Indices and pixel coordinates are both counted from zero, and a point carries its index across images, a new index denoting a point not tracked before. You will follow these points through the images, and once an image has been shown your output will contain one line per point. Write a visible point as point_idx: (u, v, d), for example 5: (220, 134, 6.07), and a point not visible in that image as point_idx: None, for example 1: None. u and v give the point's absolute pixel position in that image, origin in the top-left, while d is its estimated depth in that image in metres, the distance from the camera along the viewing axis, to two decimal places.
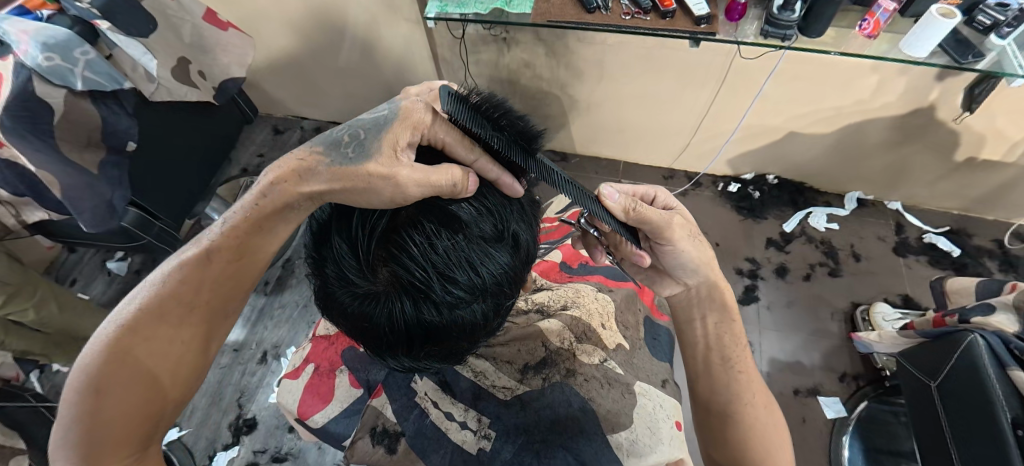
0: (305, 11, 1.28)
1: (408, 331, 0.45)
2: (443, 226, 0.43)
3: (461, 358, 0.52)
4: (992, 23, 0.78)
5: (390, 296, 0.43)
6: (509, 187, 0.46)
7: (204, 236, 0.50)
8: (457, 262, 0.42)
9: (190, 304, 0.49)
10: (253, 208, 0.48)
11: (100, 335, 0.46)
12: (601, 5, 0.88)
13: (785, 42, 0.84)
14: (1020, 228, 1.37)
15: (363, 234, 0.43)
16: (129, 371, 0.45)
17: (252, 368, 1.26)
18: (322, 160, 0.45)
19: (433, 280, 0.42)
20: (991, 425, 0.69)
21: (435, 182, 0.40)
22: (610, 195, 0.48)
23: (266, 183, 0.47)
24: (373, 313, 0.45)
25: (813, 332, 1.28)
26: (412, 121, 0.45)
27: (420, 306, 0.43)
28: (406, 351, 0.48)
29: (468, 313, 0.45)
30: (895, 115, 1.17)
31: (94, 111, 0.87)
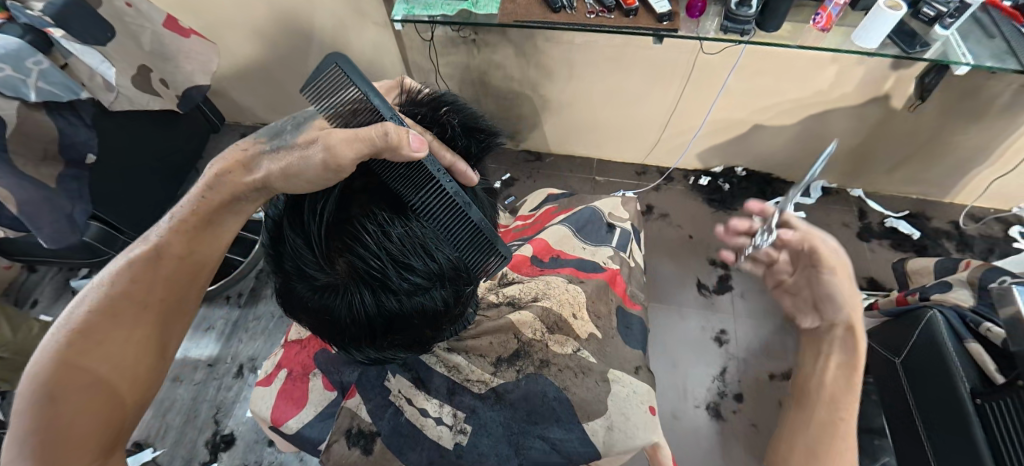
0: (271, 17, 1.26)
1: (370, 321, 0.45)
2: (395, 213, 0.42)
3: (427, 347, 0.52)
4: (936, 14, 0.83)
5: (349, 288, 0.43)
6: (462, 175, 0.47)
7: (152, 233, 0.49)
8: (413, 249, 0.42)
9: (144, 303, 0.48)
10: (201, 201, 0.48)
11: (49, 341, 0.44)
12: (566, 4, 0.89)
13: (744, 37, 0.87)
14: (973, 209, 1.45)
15: (316, 225, 0.42)
16: (87, 375, 0.43)
17: (228, 383, 1.23)
18: (263, 149, 0.46)
19: (389, 268, 0.42)
20: (954, 396, 0.74)
21: (364, 136, 0.38)
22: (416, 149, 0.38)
23: (211, 175, 0.47)
24: (334, 306, 0.44)
25: (786, 317, 1.32)
26: (353, 108, 0.42)
27: (380, 295, 0.43)
28: (371, 342, 0.47)
29: (428, 300, 0.45)
30: (853, 105, 1.22)
31: (49, 123, 0.83)
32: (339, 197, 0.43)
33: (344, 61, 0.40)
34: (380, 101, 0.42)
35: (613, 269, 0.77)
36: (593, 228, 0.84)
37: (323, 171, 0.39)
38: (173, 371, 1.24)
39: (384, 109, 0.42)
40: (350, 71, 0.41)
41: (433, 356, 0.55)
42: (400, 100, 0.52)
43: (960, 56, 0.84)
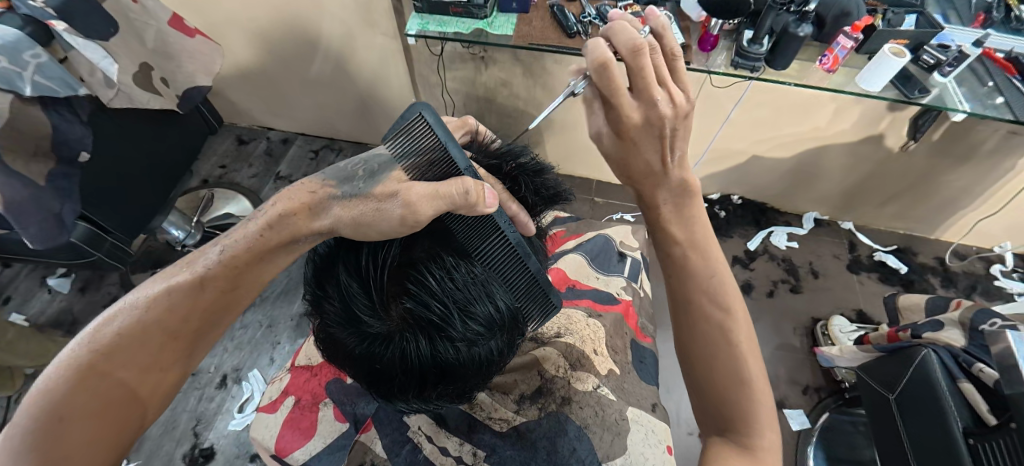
0: (279, 21, 1.25)
1: (422, 371, 0.44)
2: (461, 260, 0.42)
3: (470, 398, 0.51)
4: (935, 62, 0.87)
5: (403, 336, 0.42)
6: (522, 225, 0.49)
7: (198, 261, 0.48)
8: (477, 295, 0.42)
9: (174, 331, 0.46)
10: (258, 239, 0.47)
11: (70, 360, 0.42)
12: (581, 31, 0.91)
13: (753, 73, 0.89)
14: (958, 247, 1.50)
15: (376, 269, 0.42)
16: (98, 404, 0.42)
17: (210, 393, 1.18)
18: (333, 193, 0.46)
19: (453, 315, 0.41)
20: (945, 433, 0.75)
21: (444, 193, 0.38)
22: (487, 195, 0.39)
23: (274, 214, 0.46)
24: (385, 353, 0.43)
25: (778, 346, 1.33)
26: (430, 158, 0.42)
27: (437, 344, 0.42)
28: (418, 391, 0.46)
29: (485, 349, 0.44)
30: (849, 142, 1.26)
31: (44, 118, 0.80)
32: (402, 241, 0.43)
33: (429, 112, 0.39)
34: (457, 151, 0.42)
35: (627, 300, 0.77)
36: (604, 255, 0.84)
37: (399, 226, 0.40)
38: None
39: (460, 160, 0.42)
40: (432, 124, 0.39)
41: None
42: (466, 144, 0.55)
43: (957, 103, 0.87)
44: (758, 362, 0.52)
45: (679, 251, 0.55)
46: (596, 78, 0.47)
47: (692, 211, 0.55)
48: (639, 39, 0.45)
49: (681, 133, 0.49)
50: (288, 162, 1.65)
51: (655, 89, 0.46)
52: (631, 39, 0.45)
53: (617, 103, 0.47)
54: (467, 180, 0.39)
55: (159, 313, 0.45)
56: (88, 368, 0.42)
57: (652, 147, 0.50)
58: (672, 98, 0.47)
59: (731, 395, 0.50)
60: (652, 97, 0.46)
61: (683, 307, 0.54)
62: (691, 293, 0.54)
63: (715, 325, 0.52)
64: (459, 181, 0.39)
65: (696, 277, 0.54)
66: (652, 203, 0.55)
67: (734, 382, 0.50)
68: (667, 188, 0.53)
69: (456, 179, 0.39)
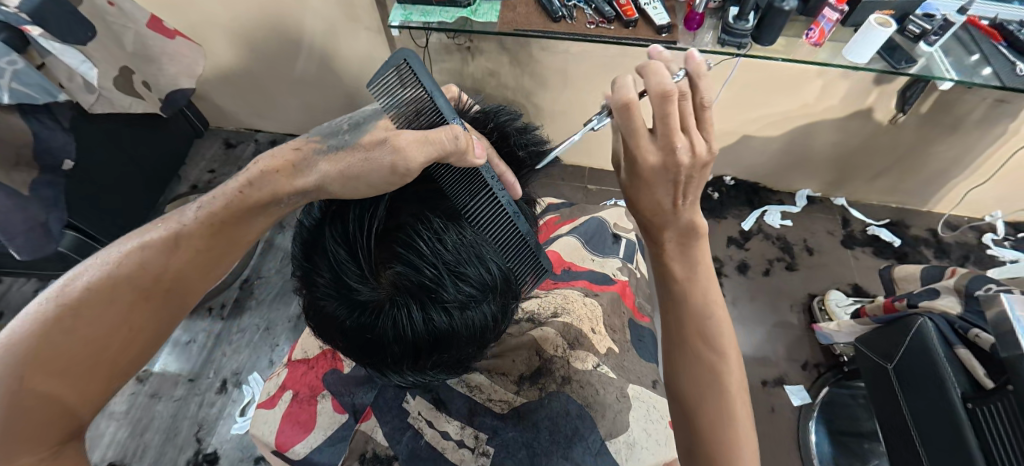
0: (260, 20, 1.23)
1: (416, 341, 0.43)
2: (451, 223, 0.42)
3: (465, 369, 0.50)
4: (921, 32, 0.87)
5: (395, 304, 0.42)
6: (510, 186, 0.49)
7: (175, 219, 0.48)
8: (468, 258, 0.41)
9: (146, 289, 0.46)
10: (237, 195, 0.47)
11: (35, 314, 0.41)
12: (566, 15, 0.90)
13: (740, 50, 0.88)
14: (949, 218, 1.51)
15: (363, 235, 0.42)
16: (62, 358, 0.41)
17: (210, 399, 1.17)
18: (318, 148, 0.46)
19: (444, 277, 0.41)
20: (945, 398, 0.76)
21: (434, 139, 0.39)
22: (476, 150, 0.42)
23: (255, 172, 0.46)
24: (377, 324, 0.42)
25: (776, 324, 1.34)
26: (417, 108, 0.44)
27: (429, 311, 0.41)
28: (412, 363, 0.46)
29: (478, 314, 0.43)
30: (839, 118, 1.26)
31: (24, 126, 0.78)
32: (388, 204, 0.43)
33: (413, 59, 0.41)
34: (443, 102, 0.43)
35: (623, 280, 0.77)
36: (598, 238, 0.84)
37: (390, 175, 0.41)
38: (151, 388, 1.18)
39: (447, 111, 0.43)
40: (422, 76, 0.42)
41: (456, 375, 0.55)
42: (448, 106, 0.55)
43: (944, 71, 0.87)
44: (744, 402, 0.51)
45: (680, 289, 0.54)
46: (619, 118, 0.45)
47: (697, 252, 0.54)
48: (668, 85, 0.41)
49: (695, 181, 0.47)
50: None
51: (678, 136, 0.44)
52: (660, 83, 0.42)
53: (635, 142, 0.46)
54: (456, 128, 0.41)
55: (131, 268, 0.45)
56: (52, 322, 0.41)
57: (664, 188, 0.48)
58: (695, 145, 0.45)
59: (712, 425, 0.49)
60: (674, 143, 0.44)
61: (678, 337, 0.54)
62: (687, 323, 0.53)
63: (705, 360, 0.52)
64: (449, 130, 0.40)
65: (694, 310, 0.53)
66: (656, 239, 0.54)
67: (717, 411, 0.49)
68: (675, 226, 0.52)
69: (446, 128, 0.40)
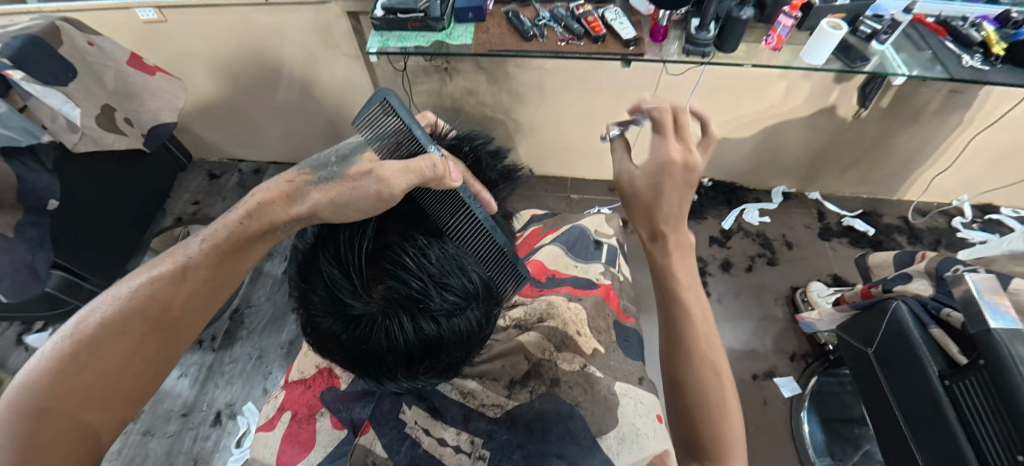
0: (240, 52, 1.25)
1: (408, 350, 0.45)
2: (433, 238, 0.45)
3: (456, 374, 0.52)
4: (872, 32, 0.93)
5: (386, 316, 0.43)
6: (487, 203, 0.53)
7: (179, 251, 0.49)
8: (450, 269, 0.44)
9: (154, 321, 0.46)
10: (236, 226, 0.48)
11: (52, 351, 0.43)
12: (537, 33, 0.94)
13: (704, 59, 0.93)
14: (919, 204, 1.58)
15: (354, 254, 0.44)
16: (78, 392, 0.42)
17: (205, 432, 1.16)
18: (309, 180, 0.47)
19: (430, 288, 0.43)
20: (923, 377, 0.79)
21: (415, 167, 0.42)
22: (451, 174, 0.45)
23: (253, 204, 0.48)
24: (370, 336, 0.44)
25: (762, 318, 1.37)
26: (396, 139, 0.46)
27: (418, 321, 0.43)
28: (405, 371, 0.47)
29: (465, 321, 0.45)
30: (805, 116, 1.32)
31: (8, 168, 0.79)
32: (376, 225, 0.46)
33: (393, 97, 0.44)
34: (421, 132, 0.46)
35: (606, 284, 0.79)
36: (581, 245, 0.87)
37: (376, 202, 0.42)
38: (143, 426, 1.16)
39: (425, 140, 0.46)
40: (398, 110, 0.45)
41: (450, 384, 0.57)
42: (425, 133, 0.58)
43: (896, 68, 0.92)
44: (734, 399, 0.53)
45: (674, 294, 0.56)
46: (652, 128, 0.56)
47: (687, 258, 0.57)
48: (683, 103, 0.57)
49: (687, 180, 0.54)
50: None
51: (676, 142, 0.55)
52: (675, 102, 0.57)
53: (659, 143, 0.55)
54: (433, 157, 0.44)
55: (139, 301, 0.46)
56: (69, 357, 0.43)
57: (675, 192, 0.54)
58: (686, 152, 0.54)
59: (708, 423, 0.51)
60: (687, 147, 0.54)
61: (674, 341, 0.55)
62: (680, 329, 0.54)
63: (700, 362, 0.53)
64: (427, 158, 0.43)
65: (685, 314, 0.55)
66: (654, 243, 0.57)
67: (712, 410, 0.51)
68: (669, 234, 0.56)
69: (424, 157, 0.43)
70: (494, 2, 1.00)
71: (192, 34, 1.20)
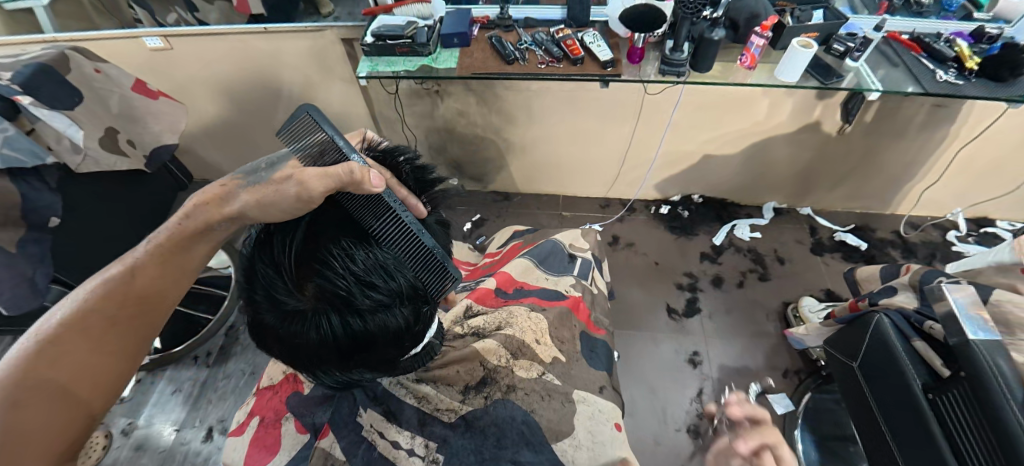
0: (241, 77, 1.31)
1: (337, 344, 0.47)
2: (358, 241, 0.48)
3: (392, 370, 0.55)
4: (845, 49, 0.96)
5: (315, 312, 0.46)
6: (414, 207, 0.56)
7: (129, 255, 0.52)
8: (374, 269, 0.47)
9: (113, 316, 0.49)
10: (176, 226, 0.53)
11: (17, 351, 0.44)
12: (519, 57, 0.98)
13: (680, 78, 0.96)
14: (911, 218, 1.58)
15: (286, 254, 0.47)
16: (46, 386, 0.44)
17: (195, 448, 1.17)
18: (240, 184, 0.52)
19: (354, 286, 0.46)
20: (905, 387, 0.79)
21: (332, 172, 0.45)
22: (372, 178, 0.46)
23: (190, 206, 0.53)
24: (301, 332, 0.46)
25: (753, 334, 1.36)
26: (321, 149, 0.50)
27: (345, 317, 0.46)
28: (338, 365, 0.49)
29: (391, 318, 0.48)
30: (789, 133, 1.34)
31: (12, 187, 0.84)
32: (307, 228, 0.49)
33: (314, 111, 0.49)
34: (343, 142, 0.49)
35: (576, 296, 0.82)
36: (554, 258, 0.89)
37: (296, 202, 0.46)
38: (135, 441, 1.17)
39: (347, 149, 0.49)
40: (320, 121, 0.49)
41: (404, 388, 0.60)
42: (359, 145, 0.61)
43: (870, 84, 0.94)
44: None
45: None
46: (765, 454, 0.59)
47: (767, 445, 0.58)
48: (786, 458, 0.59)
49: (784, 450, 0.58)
50: None
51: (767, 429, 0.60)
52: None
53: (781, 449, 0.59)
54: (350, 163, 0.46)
55: (96, 301, 0.48)
56: (33, 356, 0.44)
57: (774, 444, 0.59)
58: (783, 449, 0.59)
59: None
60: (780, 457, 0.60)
61: None
62: None
63: None
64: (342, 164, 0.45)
65: None
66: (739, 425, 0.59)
67: None
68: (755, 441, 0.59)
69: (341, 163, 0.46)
70: (479, 28, 1.05)
71: (195, 61, 1.26)
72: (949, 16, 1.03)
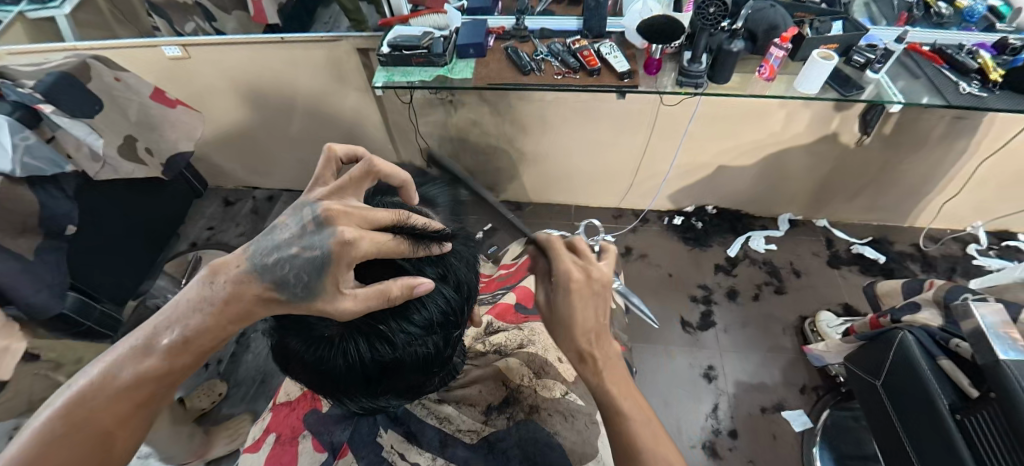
0: (257, 86, 1.32)
1: (365, 370, 0.48)
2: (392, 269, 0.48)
3: (417, 395, 0.57)
4: (865, 61, 0.95)
5: (347, 339, 0.47)
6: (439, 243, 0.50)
7: (151, 320, 0.45)
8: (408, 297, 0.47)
9: (136, 393, 0.43)
10: (199, 300, 0.43)
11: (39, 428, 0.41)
12: (535, 68, 0.98)
13: (698, 90, 0.95)
14: (931, 232, 1.55)
15: None
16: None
17: (205, 456, 1.17)
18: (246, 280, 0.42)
19: (387, 314, 0.46)
20: (933, 411, 0.76)
21: (374, 299, 0.42)
22: (419, 289, 0.44)
23: (209, 274, 0.44)
24: (329, 356, 0.47)
25: (769, 349, 1.34)
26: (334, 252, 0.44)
27: (376, 345, 0.47)
28: (364, 390, 0.51)
29: (420, 346, 0.49)
30: (806, 143, 1.32)
31: (30, 195, 0.84)
32: None
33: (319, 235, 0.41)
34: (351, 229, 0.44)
35: None
36: None
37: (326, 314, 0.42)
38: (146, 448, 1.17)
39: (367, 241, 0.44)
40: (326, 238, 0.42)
41: (425, 409, 0.62)
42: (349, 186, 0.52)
43: (892, 96, 0.92)
44: None
45: None
46: None
47: None
48: None
49: None
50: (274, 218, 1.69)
51: None
52: None
53: None
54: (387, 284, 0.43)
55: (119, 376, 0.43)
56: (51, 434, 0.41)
57: None
58: None
59: None
60: None
61: None
62: None
63: None
64: (381, 289, 0.42)
65: None
66: None
67: None
68: None
69: (380, 289, 0.42)
70: (495, 39, 1.05)
71: (213, 71, 1.28)
72: (970, 27, 1.01)
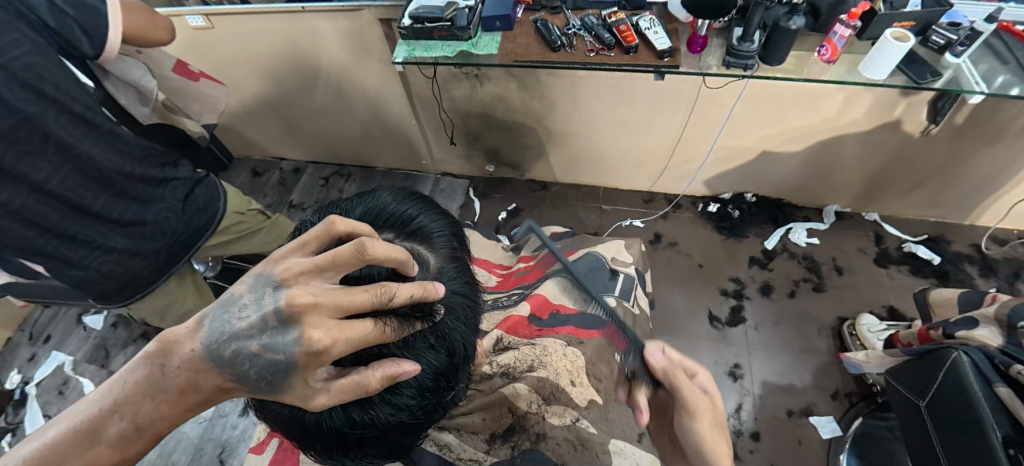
0: (279, 56, 1.29)
1: (345, 435, 0.50)
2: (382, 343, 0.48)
3: (402, 452, 0.59)
4: (946, 42, 0.82)
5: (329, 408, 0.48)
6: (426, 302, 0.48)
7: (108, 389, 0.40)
8: None
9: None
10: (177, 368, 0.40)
11: None
12: (565, 43, 0.90)
13: (746, 71, 0.85)
14: (997, 232, 1.40)
15: None
16: None
17: (233, 421, 1.21)
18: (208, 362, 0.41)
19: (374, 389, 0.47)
20: (987, 449, 0.68)
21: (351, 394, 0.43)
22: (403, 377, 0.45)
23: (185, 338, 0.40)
24: (308, 419, 0.49)
25: (801, 350, 1.27)
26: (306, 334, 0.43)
27: (358, 415, 0.48)
28: (343, 449, 0.52)
29: (404, 414, 0.51)
30: (864, 131, 1.20)
31: None
32: None
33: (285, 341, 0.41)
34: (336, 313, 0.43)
35: None
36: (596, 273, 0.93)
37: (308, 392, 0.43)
38: None
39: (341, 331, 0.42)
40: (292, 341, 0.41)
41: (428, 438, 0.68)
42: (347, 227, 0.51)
43: (973, 84, 0.80)
44: None
45: None
46: None
47: None
48: None
49: None
50: (300, 190, 1.70)
51: None
52: None
53: None
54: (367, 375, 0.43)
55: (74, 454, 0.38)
56: None
57: None
58: None
59: None
60: None
61: None
62: None
63: None
64: (359, 380, 0.43)
65: None
66: None
67: None
68: None
69: (358, 382, 0.43)
70: (523, 10, 0.97)
71: (236, 41, 1.26)
72: None
